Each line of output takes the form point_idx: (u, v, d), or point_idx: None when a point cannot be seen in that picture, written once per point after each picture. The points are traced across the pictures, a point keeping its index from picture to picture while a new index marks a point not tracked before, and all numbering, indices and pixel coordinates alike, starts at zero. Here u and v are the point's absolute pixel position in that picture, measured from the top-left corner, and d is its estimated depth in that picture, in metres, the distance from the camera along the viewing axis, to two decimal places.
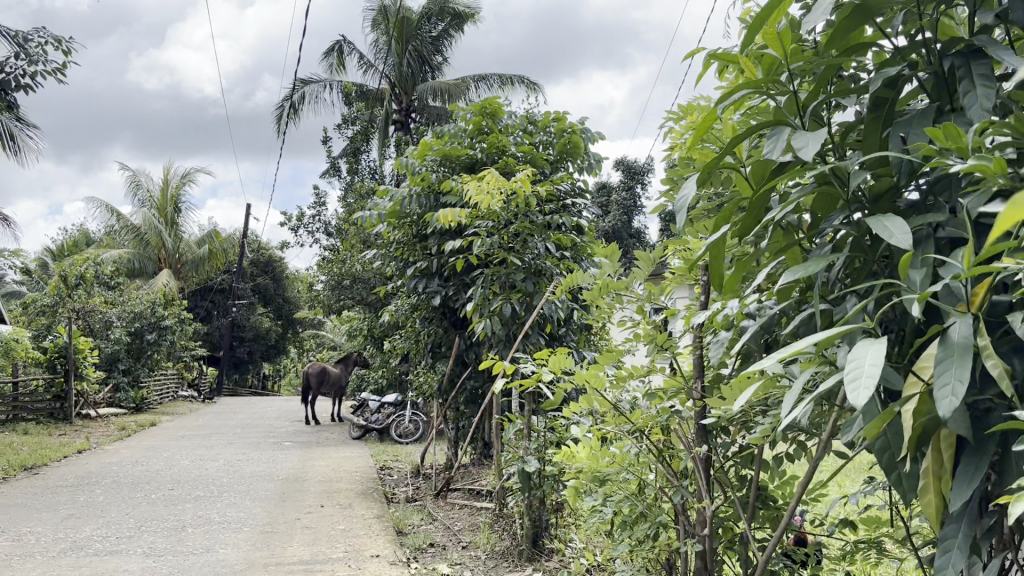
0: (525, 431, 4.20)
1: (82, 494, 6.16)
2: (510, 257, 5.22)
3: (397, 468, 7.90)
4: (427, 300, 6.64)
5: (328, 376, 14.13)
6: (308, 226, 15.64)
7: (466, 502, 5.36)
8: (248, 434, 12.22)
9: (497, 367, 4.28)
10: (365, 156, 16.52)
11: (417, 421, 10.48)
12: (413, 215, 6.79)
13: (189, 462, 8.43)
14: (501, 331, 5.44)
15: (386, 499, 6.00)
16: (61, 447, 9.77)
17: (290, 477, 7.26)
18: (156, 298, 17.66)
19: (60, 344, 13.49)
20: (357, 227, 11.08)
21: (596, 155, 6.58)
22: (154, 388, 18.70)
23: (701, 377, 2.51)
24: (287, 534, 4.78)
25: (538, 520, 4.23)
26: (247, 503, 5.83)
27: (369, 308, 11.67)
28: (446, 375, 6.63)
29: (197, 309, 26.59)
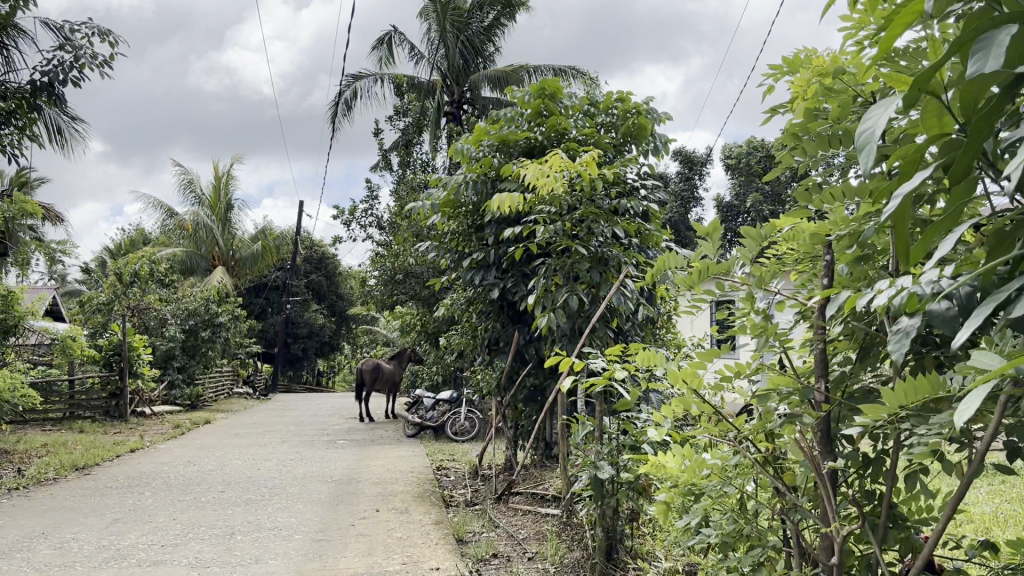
0: (597, 433, 3.85)
1: (131, 497, 5.97)
2: (576, 244, 4.87)
3: (454, 469, 7.58)
4: (485, 293, 6.32)
5: (382, 372, 13.91)
6: (360, 220, 15.44)
7: (530, 508, 5.01)
8: (302, 431, 12.04)
9: (564, 364, 3.94)
10: (416, 149, 16.29)
11: (474, 419, 10.19)
12: (470, 204, 6.49)
13: (241, 462, 8.24)
14: (565, 325, 5.06)
15: (444, 503, 5.68)
16: (114, 445, 9.70)
17: (344, 478, 7.00)
18: (210, 295, 17.68)
19: (115, 342, 13.50)
20: (410, 220, 10.80)
21: (662, 137, 6.16)
22: (209, 385, 18.76)
23: (823, 377, 2.11)
24: (341, 542, 4.50)
25: (611, 531, 3.86)
26: (300, 507, 5.57)
27: (423, 303, 11.38)
28: (505, 373, 6.28)
29: (252, 306, 26.72)
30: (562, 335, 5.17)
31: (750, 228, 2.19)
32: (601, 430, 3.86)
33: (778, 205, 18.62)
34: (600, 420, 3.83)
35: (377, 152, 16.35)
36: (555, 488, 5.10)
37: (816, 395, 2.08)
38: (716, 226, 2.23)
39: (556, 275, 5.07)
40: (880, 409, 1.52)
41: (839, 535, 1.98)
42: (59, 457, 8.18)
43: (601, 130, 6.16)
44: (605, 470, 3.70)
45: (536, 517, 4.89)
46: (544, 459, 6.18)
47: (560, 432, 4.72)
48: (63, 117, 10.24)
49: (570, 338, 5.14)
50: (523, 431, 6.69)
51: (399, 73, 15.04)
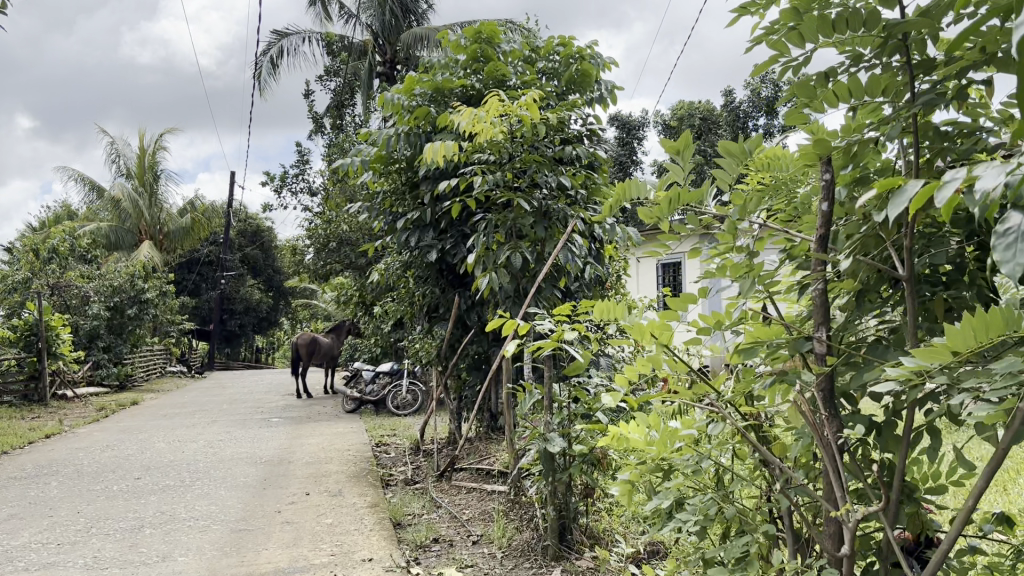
0: (547, 401, 3.42)
1: (33, 489, 5.40)
2: (518, 196, 4.42)
3: (395, 445, 7.13)
4: (421, 255, 5.84)
5: (320, 346, 13.34)
6: (291, 186, 14.76)
7: (475, 485, 4.60)
8: (235, 410, 11.44)
9: (506, 327, 3.52)
10: (349, 112, 15.64)
11: (416, 392, 9.76)
12: (403, 159, 5.98)
13: (165, 445, 7.66)
14: (509, 286, 4.62)
15: (382, 483, 5.25)
16: (28, 431, 9.01)
17: (275, 459, 6.51)
18: (135, 270, 16.81)
19: (31, 322, 12.66)
20: (342, 184, 10.22)
21: (607, 84, 5.73)
22: (138, 365, 17.93)
23: (826, 324, 1.70)
24: (264, 532, 4.04)
25: (564, 508, 3.47)
26: (222, 493, 5.08)
27: (359, 272, 10.84)
28: (445, 341, 5.83)
29: (184, 283, 25.74)
30: (507, 298, 4.70)
31: (733, 141, 1.75)
32: (550, 400, 3.43)
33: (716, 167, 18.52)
34: (548, 388, 3.42)
35: (308, 116, 15.63)
36: (502, 462, 4.70)
37: (816, 347, 1.68)
38: (688, 141, 1.77)
39: (498, 231, 4.62)
40: (938, 355, 1.15)
41: (852, 521, 1.58)
42: None
43: (543, 78, 5.71)
44: (555, 443, 3.30)
45: (482, 493, 4.49)
46: (490, 431, 5.77)
47: (504, 402, 4.32)
48: None
49: (516, 301, 4.68)
50: (467, 403, 6.26)
51: (328, 32, 14.31)
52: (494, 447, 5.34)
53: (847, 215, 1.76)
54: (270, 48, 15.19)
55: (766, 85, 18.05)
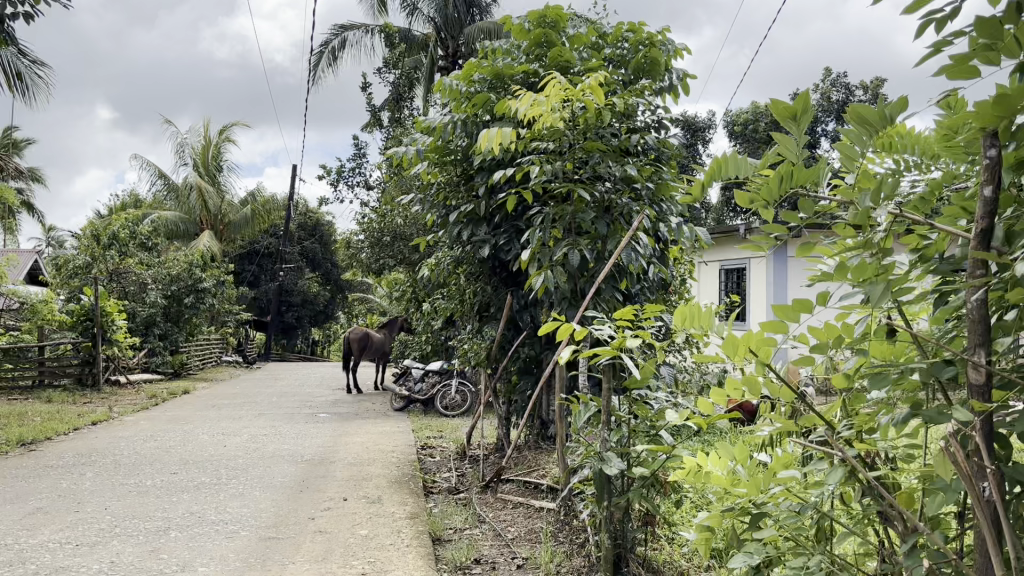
0: (604, 417, 3.07)
1: (65, 480, 5.19)
2: (579, 188, 4.07)
3: (440, 449, 6.81)
4: (474, 251, 5.53)
5: (370, 342, 13.12)
6: (348, 179, 14.58)
7: (521, 500, 4.24)
8: (283, 403, 11.27)
9: (562, 330, 3.18)
10: (409, 105, 15.41)
11: (465, 392, 9.47)
12: (460, 149, 5.68)
13: (208, 437, 7.48)
14: (566, 287, 4.25)
15: (424, 491, 4.93)
16: (77, 416, 8.93)
17: (316, 458, 6.24)
18: (195, 258, 16.74)
19: (88, 307, 12.65)
20: (398, 177, 9.93)
21: (678, 74, 5.31)
22: (194, 354, 18.00)
23: (985, 344, 1.31)
24: (293, 542, 3.74)
25: (620, 537, 3.10)
26: (256, 494, 4.81)
27: (413, 268, 10.56)
28: (496, 342, 5.49)
29: (244, 273, 25.89)
30: (562, 300, 4.34)
31: (867, 106, 1.36)
32: (610, 415, 3.07)
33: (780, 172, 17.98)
34: (605, 402, 3.07)
35: (368, 109, 15.46)
36: (551, 475, 4.35)
37: (969, 376, 1.29)
38: (809, 101, 1.39)
39: (556, 228, 4.28)
40: None
41: None
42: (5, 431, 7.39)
43: (610, 66, 5.32)
44: (612, 464, 2.95)
45: (529, 510, 4.14)
46: (542, 440, 5.41)
47: (556, 413, 3.97)
48: (22, 60, 9.16)
49: (574, 304, 4.32)
50: (518, 408, 5.91)
51: (389, 24, 14.11)
52: (544, 457, 4.98)
53: (1007, 207, 1.38)
54: (332, 39, 15.06)
55: (836, 89, 17.44)
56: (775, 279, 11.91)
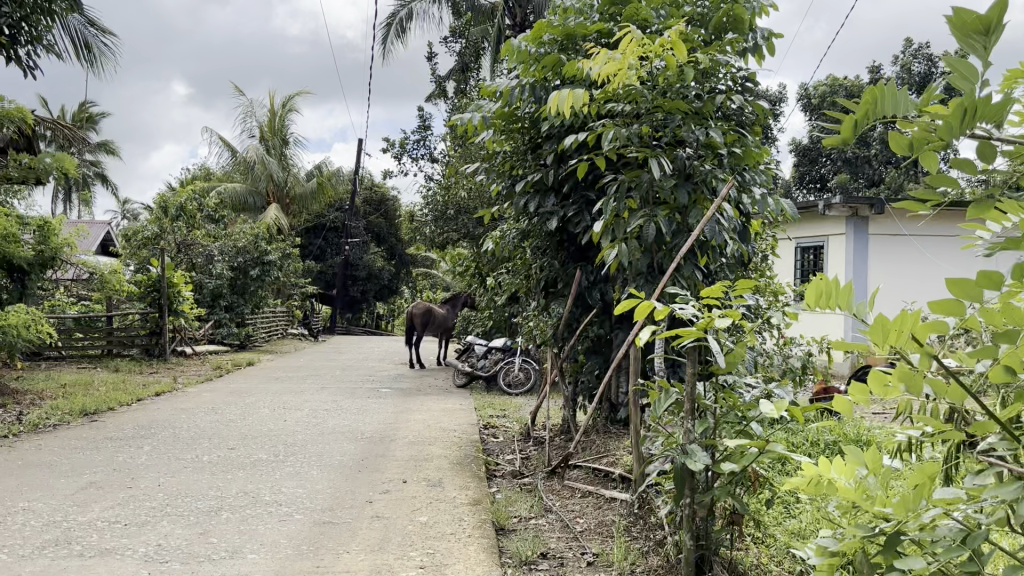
0: (687, 406, 2.77)
1: (122, 454, 5.11)
2: (657, 153, 3.73)
3: (504, 429, 6.55)
4: (540, 223, 5.22)
5: (434, 317, 12.94)
6: (413, 152, 14.36)
7: (591, 489, 3.96)
8: (346, 377, 11.19)
9: (640, 309, 2.88)
10: (474, 76, 15.11)
11: (529, 369, 9.21)
12: (528, 116, 5.38)
13: (269, 411, 7.39)
14: (643, 263, 3.91)
15: (486, 475, 4.69)
16: (142, 387, 8.96)
17: (376, 436, 6.05)
18: (261, 231, 16.79)
19: (155, 278, 12.75)
20: (463, 150, 9.66)
21: (762, 32, 4.90)
22: (261, 326, 18.15)
23: None
24: (349, 528, 3.52)
25: (703, 537, 2.80)
26: (313, 474, 4.62)
27: (477, 243, 10.31)
28: (563, 319, 5.18)
29: (311, 247, 26.03)
30: (637, 275, 3.99)
31: None
32: (693, 403, 2.78)
33: (859, 147, 17.22)
34: (689, 388, 2.77)
35: (433, 81, 15.20)
36: (623, 464, 4.06)
37: None
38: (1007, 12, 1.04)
39: (632, 196, 3.94)
40: None
41: None
42: (69, 400, 7.42)
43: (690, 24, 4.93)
44: (697, 458, 2.65)
45: (600, 500, 3.86)
46: (612, 424, 5.12)
47: (630, 398, 3.68)
48: (90, 29, 9.12)
49: (650, 280, 3.97)
50: (586, 390, 5.62)
51: None
52: (615, 442, 4.68)
53: None
54: (399, 9, 14.81)
55: (918, 61, 16.55)
56: (855, 260, 11.38)
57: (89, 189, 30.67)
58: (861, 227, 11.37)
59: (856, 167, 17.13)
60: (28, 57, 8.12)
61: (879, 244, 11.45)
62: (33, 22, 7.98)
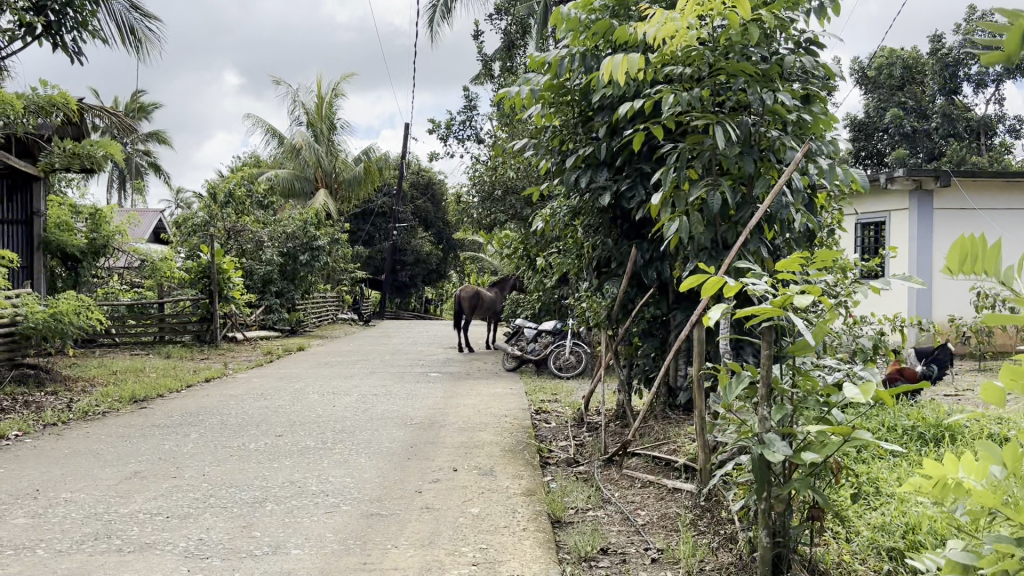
0: (763, 390, 2.53)
1: (168, 442, 5.01)
2: (720, 118, 3.47)
3: (556, 414, 6.33)
4: (593, 199, 4.98)
5: (482, 300, 12.75)
6: (459, 133, 14.14)
7: (651, 479, 3.75)
8: (394, 362, 11.06)
9: (709, 285, 2.66)
10: (520, 54, 14.80)
11: (580, 352, 8.97)
12: (578, 87, 5.13)
13: (318, 397, 7.27)
14: (706, 236, 3.66)
15: (539, 462, 4.49)
16: (192, 373, 8.93)
17: (426, 421, 5.88)
18: (309, 216, 16.76)
19: (204, 264, 12.79)
20: (510, 128, 9.42)
21: None
22: (311, 311, 18.17)
23: None
24: (396, 521, 3.35)
25: (779, 534, 2.57)
26: (361, 461, 4.47)
27: (525, 224, 10.07)
28: (617, 300, 4.94)
29: (359, 233, 26.00)
30: (699, 251, 3.73)
31: None
32: (769, 389, 2.54)
33: (918, 120, 16.55)
34: (765, 372, 2.54)
35: (479, 60, 14.94)
36: (686, 453, 3.83)
37: None
38: None
39: (694, 165, 3.68)
40: None
41: None
42: (119, 387, 7.39)
43: None
44: (776, 448, 2.43)
45: (662, 491, 3.64)
46: (671, 410, 4.90)
47: (695, 382, 3.45)
48: (135, 14, 9.08)
49: (713, 257, 3.70)
50: (642, 373, 5.39)
51: None
52: (674, 429, 4.45)
53: None
54: None
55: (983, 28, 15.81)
56: (920, 235, 10.89)
57: (142, 178, 31.08)
58: (925, 200, 10.88)
59: (916, 141, 16.46)
60: (74, 43, 8.09)
61: (946, 218, 10.94)
62: (78, 7, 7.94)
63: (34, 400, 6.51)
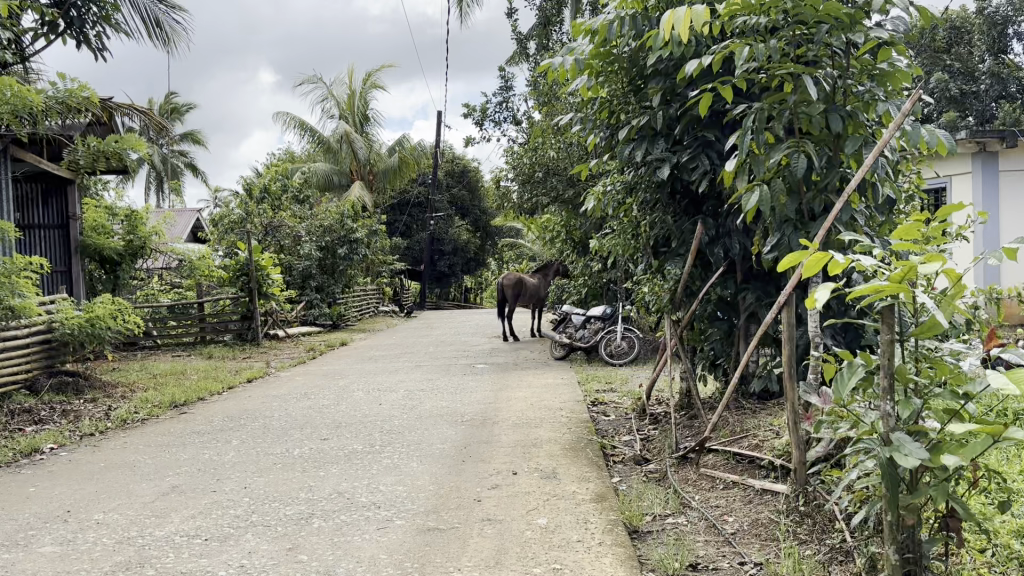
0: (885, 382, 2.14)
1: (208, 451, 4.74)
2: (803, 71, 3.05)
3: (615, 404, 5.96)
4: (650, 173, 4.59)
5: (526, 287, 12.36)
6: (494, 116, 13.72)
7: (735, 479, 3.38)
8: (439, 353, 10.74)
9: (813, 262, 2.23)
10: (555, 31, 14.32)
11: (632, 338, 8.57)
12: (627, 53, 4.73)
13: (363, 394, 6.97)
14: (789, 205, 3.24)
15: (605, 461, 4.14)
16: (233, 373, 8.72)
17: (477, 418, 5.54)
18: (345, 209, 16.50)
19: (242, 261, 12.61)
20: (549, 107, 9.01)
21: None
22: (352, 305, 17.94)
23: None
24: (456, 537, 3.01)
25: (910, 548, 2.19)
26: (413, 466, 4.14)
27: (568, 206, 9.67)
28: (681, 281, 4.54)
29: (396, 224, 25.73)
30: (783, 223, 3.32)
31: None
32: (892, 380, 2.15)
33: (967, 83, 15.80)
34: (886, 361, 2.14)
35: (513, 39, 14.49)
36: (772, 449, 3.45)
37: None
38: None
39: (772, 127, 3.27)
40: None
41: None
42: (160, 392, 7.18)
43: None
44: (908, 451, 2.03)
45: (749, 493, 3.27)
46: (744, 399, 4.51)
47: (786, 370, 3.06)
48: (160, 6, 8.83)
49: (799, 228, 3.28)
50: (708, 358, 5.00)
51: None
52: (752, 420, 4.07)
53: None
54: None
55: None
56: (985, 196, 10.32)
57: (179, 178, 31.14)
58: (990, 162, 10.28)
59: (965, 104, 15.71)
60: (97, 39, 7.91)
61: (1014, 179, 10.32)
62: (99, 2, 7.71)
63: (72, 409, 6.31)
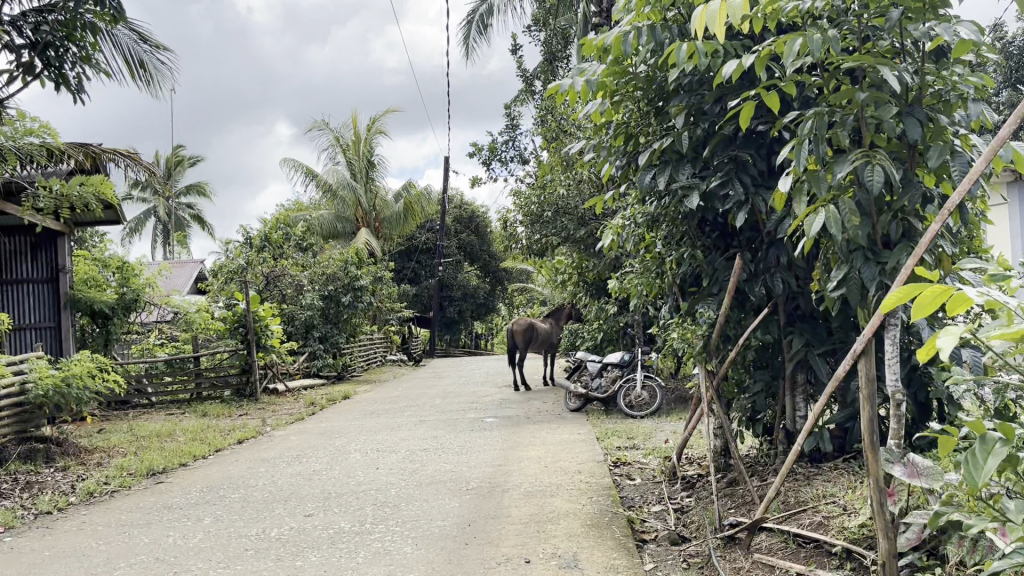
0: None
1: (173, 533, 4.10)
2: (874, 64, 2.47)
3: (640, 466, 5.30)
4: (676, 202, 3.98)
5: (537, 334, 11.70)
6: (502, 156, 13.25)
7: (802, 571, 2.72)
8: (447, 406, 10.10)
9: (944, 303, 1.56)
10: (563, 68, 13.90)
11: (653, 387, 7.93)
12: (646, 70, 4.16)
13: (361, 457, 6.33)
14: (861, 231, 2.63)
15: (634, 541, 3.50)
16: (224, 433, 8.09)
17: (485, 485, 4.89)
18: (349, 256, 15.99)
19: (240, 313, 12.06)
20: (557, 143, 8.43)
21: None
22: (357, 355, 17.32)
23: None
24: None
25: None
26: (406, 551, 3.50)
27: (580, 246, 9.09)
28: (716, 325, 3.92)
29: (404, 271, 25.21)
30: (851, 252, 2.71)
31: None
32: None
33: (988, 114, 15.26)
34: None
35: (519, 77, 14.09)
36: (844, 532, 2.80)
37: None
38: None
39: (833, 136, 2.67)
40: None
41: None
42: (139, 458, 6.55)
43: None
44: None
45: None
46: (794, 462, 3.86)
47: (866, 435, 2.42)
48: (143, 45, 8.40)
49: (871, 258, 2.68)
50: (747, 412, 4.36)
51: None
52: (808, 488, 3.42)
53: None
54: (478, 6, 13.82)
55: None
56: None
57: (185, 229, 30.72)
58: None
59: None
60: (78, 78, 7.45)
61: None
62: (79, 40, 7.26)
63: (37, 481, 5.68)
